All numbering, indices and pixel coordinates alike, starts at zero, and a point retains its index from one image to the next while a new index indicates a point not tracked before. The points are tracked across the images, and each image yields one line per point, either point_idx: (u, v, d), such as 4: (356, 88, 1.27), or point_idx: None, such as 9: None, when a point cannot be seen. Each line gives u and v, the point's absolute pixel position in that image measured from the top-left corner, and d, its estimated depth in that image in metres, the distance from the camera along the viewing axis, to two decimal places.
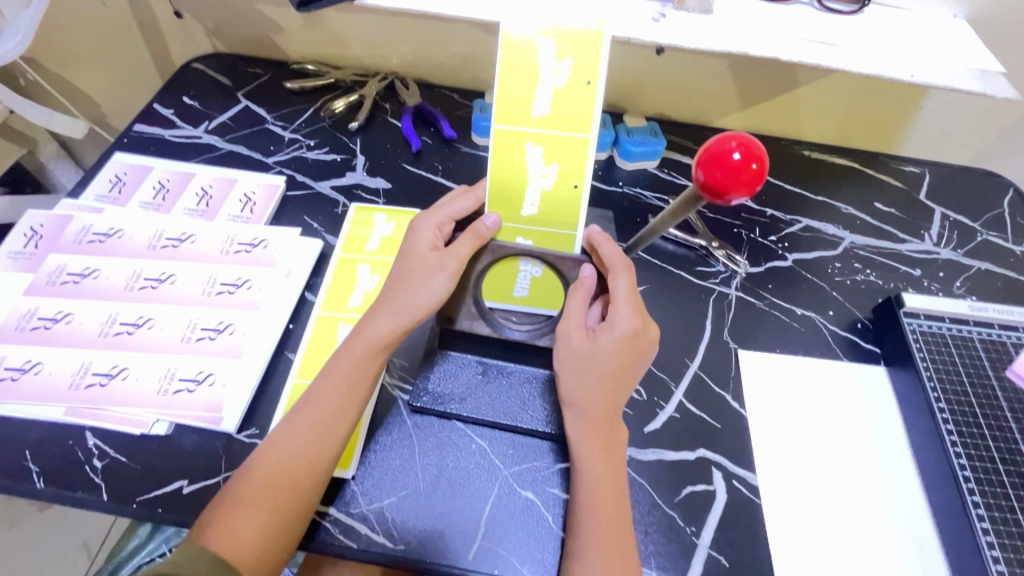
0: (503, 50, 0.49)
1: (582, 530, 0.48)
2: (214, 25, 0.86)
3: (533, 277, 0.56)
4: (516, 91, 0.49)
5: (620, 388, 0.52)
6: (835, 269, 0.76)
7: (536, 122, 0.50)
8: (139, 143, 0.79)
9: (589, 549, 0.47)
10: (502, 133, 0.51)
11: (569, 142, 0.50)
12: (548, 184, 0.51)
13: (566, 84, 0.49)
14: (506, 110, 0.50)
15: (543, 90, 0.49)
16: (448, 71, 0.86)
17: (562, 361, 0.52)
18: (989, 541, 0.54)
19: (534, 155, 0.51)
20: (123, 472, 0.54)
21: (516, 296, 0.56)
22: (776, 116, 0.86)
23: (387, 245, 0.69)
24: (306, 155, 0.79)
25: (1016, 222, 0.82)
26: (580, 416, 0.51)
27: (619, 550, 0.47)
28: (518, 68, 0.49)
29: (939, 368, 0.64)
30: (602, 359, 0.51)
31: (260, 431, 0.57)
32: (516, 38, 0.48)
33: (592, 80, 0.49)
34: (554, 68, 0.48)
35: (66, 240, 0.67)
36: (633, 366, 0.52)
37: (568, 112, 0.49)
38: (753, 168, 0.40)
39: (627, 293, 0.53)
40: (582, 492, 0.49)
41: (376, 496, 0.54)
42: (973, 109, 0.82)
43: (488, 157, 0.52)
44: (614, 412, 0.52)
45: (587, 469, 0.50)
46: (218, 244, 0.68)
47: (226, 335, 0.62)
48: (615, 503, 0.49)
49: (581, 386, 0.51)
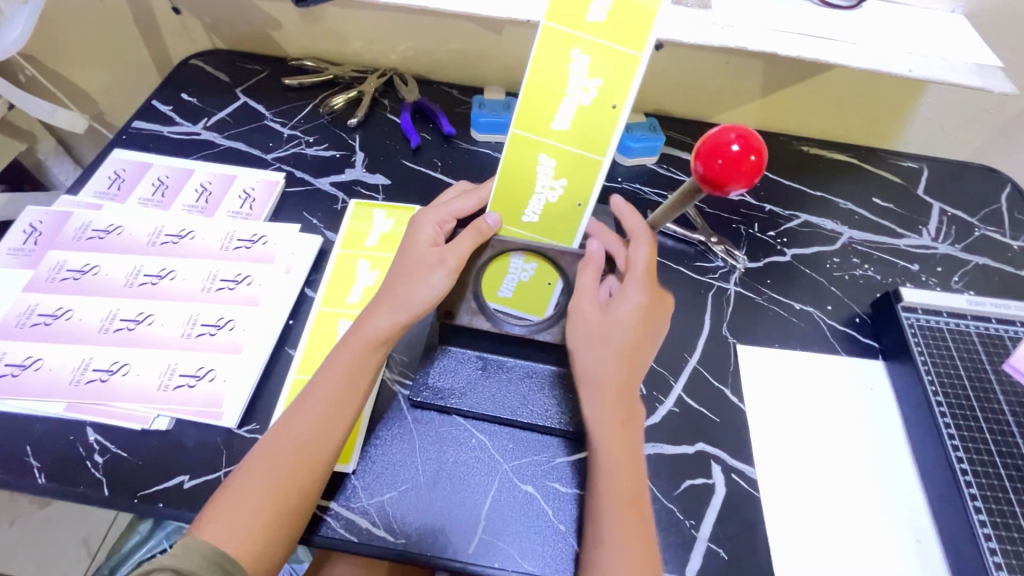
0: (537, 54, 0.48)
1: (601, 506, 0.48)
2: (212, 21, 0.86)
3: (520, 281, 0.55)
4: (541, 99, 0.49)
5: (634, 366, 0.52)
6: (833, 264, 0.76)
7: (554, 134, 0.50)
8: (137, 139, 0.79)
9: (608, 525, 0.47)
10: (520, 138, 0.51)
11: (583, 160, 0.51)
12: (554, 197, 0.52)
13: (591, 104, 0.49)
14: (529, 117, 0.50)
15: (567, 105, 0.49)
16: (447, 67, 0.87)
17: (576, 335, 0.52)
18: (985, 533, 0.54)
19: (545, 166, 0.51)
20: (124, 466, 0.54)
21: (500, 296, 0.56)
22: (794, 105, 0.85)
23: (387, 241, 0.69)
24: (305, 152, 0.79)
25: (1013, 217, 0.83)
26: (596, 393, 0.51)
27: (638, 525, 0.48)
28: (548, 77, 0.48)
29: (936, 362, 0.64)
30: (619, 331, 0.52)
31: (261, 426, 0.57)
32: (553, 47, 0.48)
33: (618, 105, 0.48)
34: (583, 85, 0.48)
35: (66, 237, 0.67)
36: (647, 342, 0.53)
37: (587, 131, 0.49)
38: (751, 159, 0.40)
39: (645, 264, 0.53)
40: (601, 468, 0.50)
41: (377, 490, 0.55)
42: (972, 104, 0.82)
43: (501, 158, 0.52)
44: (630, 389, 0.52)
45: (605, 446, 0.50)
46: (217, 240, 0.68)
47: (226, 331, 0.62)
48: (633, 479, 0.50)
49: (598, 362, 0.51)
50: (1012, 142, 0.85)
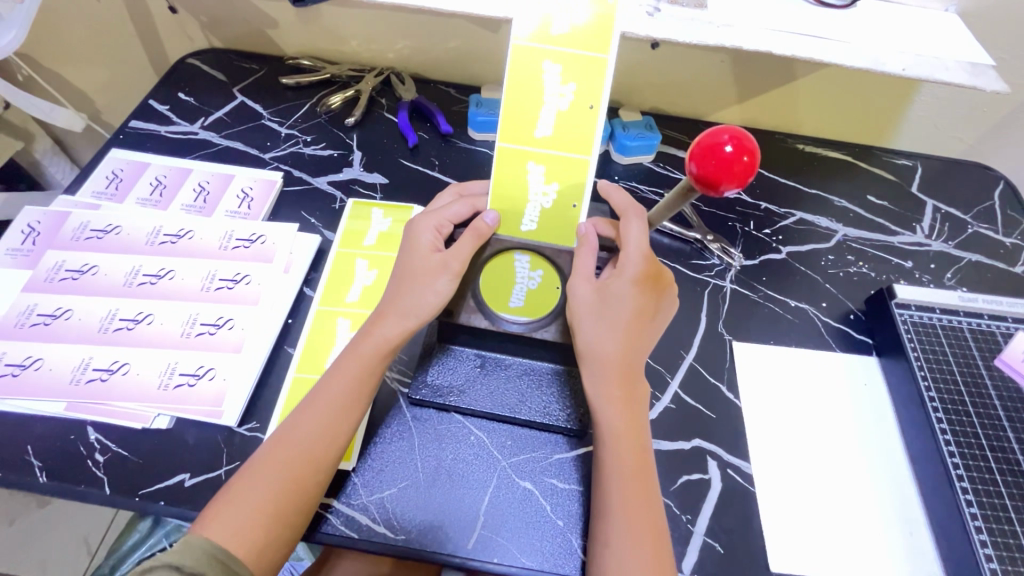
0: (511, 71, 0.51)
1: (607, 482, 0.49)
2: (209, 20, 0.86)
3: (529, 289, 0.56)
4: (521, 112, 0.52)
5: (636, 342, 0.53)
6: (828, 261, 0.76)
7: (539, 141, 0.52)
8: (134, 138, 0.79)
9: (615, 499, 0.48)
10: (506, 151, 0.53)
11: (570, 161, 0.52)
12: (548, 202, 0.53)
13: (569, 107, 0.51)
14: (512, 129, 0.52)
15: (547, 112, 0.52)
16: (444, 66, 0.87)
17: (576, 313, 0.52)
18: (977, 526, 0.55)
19: (535, 172, 0.53)
20: (125, 465, 0.54)
21: (510, 306, 0.56)
22: (775, 107, 0.86)
23: (385, 239, 0.70)
24: (302, 151, 0.80)
25: (1006, 214, 0.84)
26: (599, 372, 0.51)
27: (644, 503, 0.48)
28: (525, 90, 0.52)
29: (929, 357, 0.65)
30: (617, 306, 0.52)
31: (261, 425, 0.58)
32: (525, 63, 0.51)
33: (594, 105, 0.51)
34: (559, 92, 0.51)
35: (64, 237, 0.67)
36: (646, 321, 0.53)
37: (570, 133, 0.52)
38: (744, 160, 0.40)
39: (639, 242, 0.53)
40: (605, 445, 0.50)
41: (377, 487, 0.55)
42: (965, 103, 0.82)
43: (491, 172, 0.53)
44: (631, 366, 0.52)
45: (609, 424, 0.50)
46: (215, 240, 0.68)
47: (225, 330, 0.62)
48: (638, 454, 0.50)
49: (600, 340, 0.52)
50: (1005, 140, 0.86)
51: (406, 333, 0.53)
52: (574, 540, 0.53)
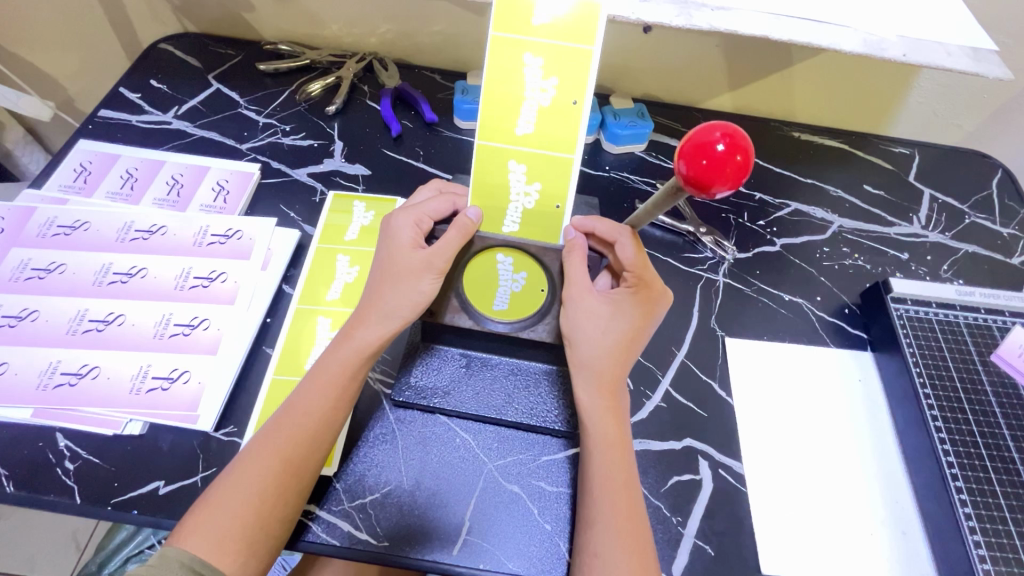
0: (490, 64, 0.49)
1: (595, 490, 0.47)
2: (180, 3, 0.82)
3: (513, 291, 0.53)
4: (501, 108, 0.49)
5: (627, 350, 0.51)
6: (824, 254, 0.75)
7: (521, 140, 0.50)
8: (105, 128, 0.76)
9: (604, 510, 0.46)
10: (485, 149, 0.51)
11: (553, 160, 0.50)
12: (530, 202, 0.52)
13: (551, 103, 0.49)
14: (491, 127, 0.50)
15: (528, 108, 0.49)
16: (430, 51, 0.83)
17: (574, 319, 0.51)
18: (971, 526, 0.54)
19: (517, 171, 0.51)
20: (95, 473, 0.52)
21: (494, 309, 0.53)
22: (768, 95, 0.84)
23: (366, 234, 0.67)
24: (281, 141, 0.77)
25: (1003, 203, 0.82)
26: (589, 378, 0.50)
27: (630, 511, 0.47)
28: (505, 85, 0.49)
29: (924, 353, 0.63)
30: (608, 316, 0.51)
31: (238, 428, 0.56)
32: (504, 57, 0.48)
33: (578, 101, 0.49)
34: (540, 86, 0.49)
35: (29, 234, 0.64)
36: (639, 329, 0.52)
37: (551, 131, 0.50)
38: (738, 159, 0.37)
39: (634, 261, 0.53)
40: (593, 454, 0.49)
41: (360, 492, 0.54)
42: (966, 90, 0.80)
43: (472, 172, 0.51)
44: (620, 372, 0.51)
45: (597, 430, 0.49)
46: (190, 234, 0.66)
47: (200, 330, 0.60)
48: (624, 460, 0.49)
49: (590, 345, 0.50)
50: (1006, 127, 0.84)
51: (389, 336, 0.51)
52: (562, 544, 0.52)
